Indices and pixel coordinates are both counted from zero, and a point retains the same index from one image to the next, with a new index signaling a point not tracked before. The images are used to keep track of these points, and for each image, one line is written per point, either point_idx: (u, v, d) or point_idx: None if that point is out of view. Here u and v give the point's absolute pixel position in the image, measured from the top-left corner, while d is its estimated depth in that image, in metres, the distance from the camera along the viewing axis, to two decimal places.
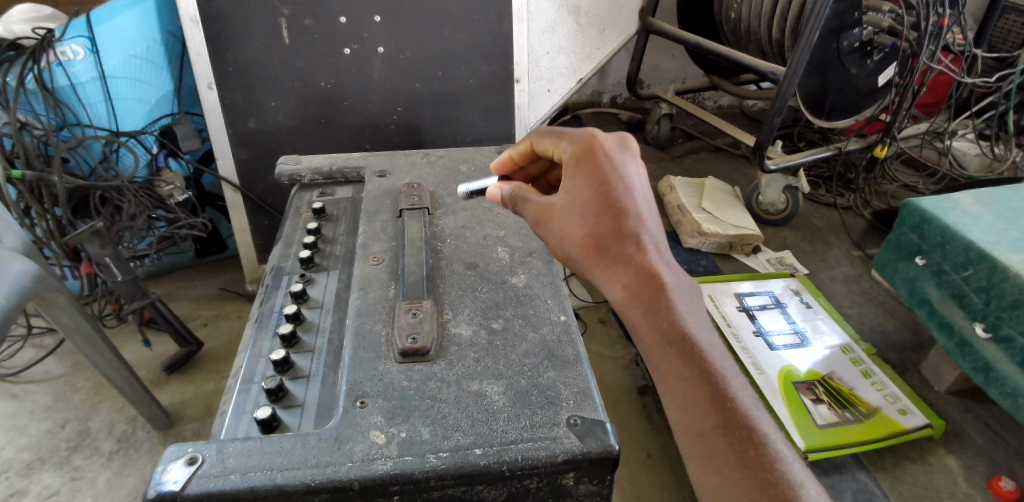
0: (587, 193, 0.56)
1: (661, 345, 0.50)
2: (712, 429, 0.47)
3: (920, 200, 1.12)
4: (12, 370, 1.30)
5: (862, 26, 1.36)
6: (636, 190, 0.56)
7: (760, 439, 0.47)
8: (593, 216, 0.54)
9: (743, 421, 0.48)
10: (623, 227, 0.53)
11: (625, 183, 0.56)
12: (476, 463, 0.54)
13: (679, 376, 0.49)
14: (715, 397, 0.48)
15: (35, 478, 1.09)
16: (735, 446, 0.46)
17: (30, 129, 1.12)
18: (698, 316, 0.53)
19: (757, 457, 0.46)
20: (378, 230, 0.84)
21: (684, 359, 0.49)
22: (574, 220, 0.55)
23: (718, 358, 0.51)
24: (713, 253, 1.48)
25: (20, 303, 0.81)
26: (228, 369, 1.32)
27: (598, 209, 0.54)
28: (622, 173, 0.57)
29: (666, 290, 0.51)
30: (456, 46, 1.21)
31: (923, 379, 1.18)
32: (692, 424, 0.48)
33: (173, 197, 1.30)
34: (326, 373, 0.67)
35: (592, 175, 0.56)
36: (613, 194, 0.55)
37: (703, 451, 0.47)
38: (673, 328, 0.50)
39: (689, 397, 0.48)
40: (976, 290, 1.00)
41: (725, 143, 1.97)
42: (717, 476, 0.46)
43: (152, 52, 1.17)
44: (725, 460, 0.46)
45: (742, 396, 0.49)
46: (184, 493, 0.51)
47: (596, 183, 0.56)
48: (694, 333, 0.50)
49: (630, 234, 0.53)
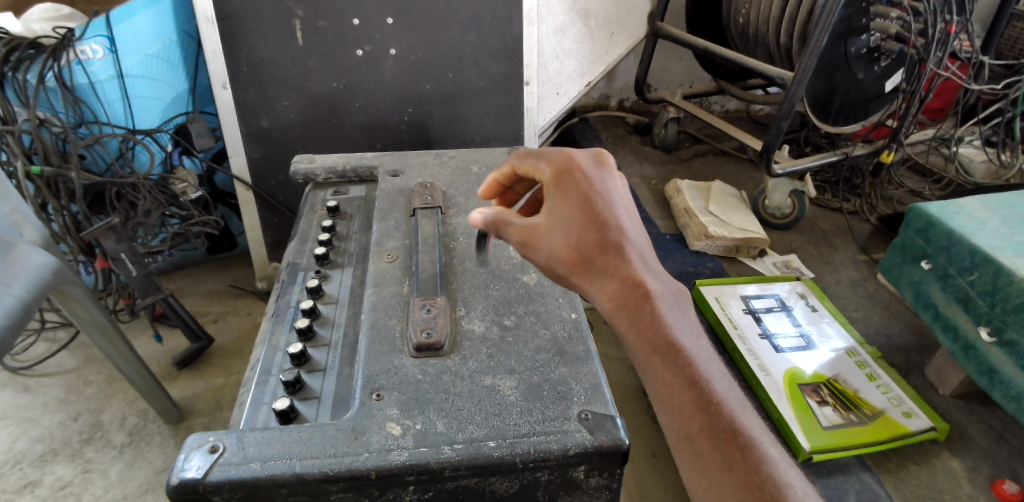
0: (568, 210, 0.58)
1: (647, 352, 0.51)
2: (698, 432, 0.47)
3: (926, 205, 1.13)
4: (25, 363, 1.32)
5: (869, 32, 1.38)
6: (617, 203, 0.59)
7: (746, 439, 0.47)
8: (577, 230, 0.57)
9: (729, 423, 0.48)
10: (606, 240, 0.56)
11: (606, 198, 0.59)
12: (490, 454, 0.55)
13: (664, 382, 0.50)
14: (700, 400, 0.49)
15: (48, 470, 1.11)
16: (720, 448, 0.47)
17: (49, 126, 1.14)
18: (685, 321, 0.54)
19: (743, 458, 0.46)
20: (391, 228, 0.85)
21: (669, 365, 0.50)
22: (559, 236, 0.57)
23: (705, 362, 0.51)
24: (719, 255, 1.49)
25: (40, 295, 0.83)
26: (238, 364, 1.34)
27: (579, 224, 0.57)
28: (601, 189, 0.59)
29: (651, 298, 0.53)
30: (467, 47, 1.23)
31: (927, 382, 1.19)
32: (679, 429, 0.48)
33: (186, 195, 1.34)
34: (342, 366, 0.69)
35: (573, 193, 0.59)
36: (595, 209, 0.57)
37: (691, 454, 0.47)
38: (658, 336, 0.51)
39: (674, 401, 0.49)
40: (981, 293, 1.01)
41: (732, 146, 1.98)
42: (705, 481, 0.46)
43: (168, 51, 1.20)
44: (711, 463, 0.46)
45: (729, 400, 0.50)
46: (206, 480, 0.53)
47: (576, 199, 0.58)
48: (679, 340, 0.52)
49: (613, 246, 0.55)
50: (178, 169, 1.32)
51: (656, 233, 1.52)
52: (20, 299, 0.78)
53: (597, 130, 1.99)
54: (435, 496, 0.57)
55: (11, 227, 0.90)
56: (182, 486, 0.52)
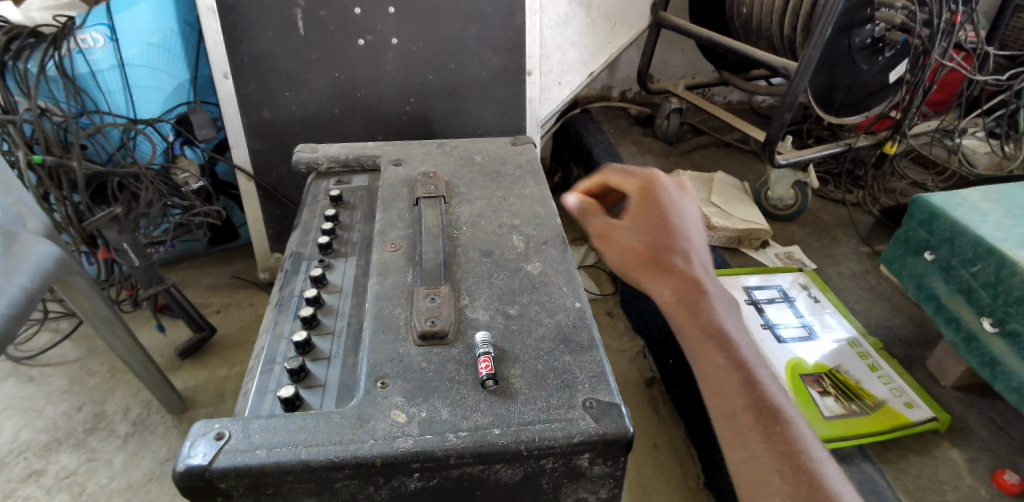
0: (648, 216, 0.59)
1: (698, 338, 0.53)
2: (742, 408, 0.49)
3: (929, 196, 1.11)
4: (28, 353, 1.32)
5: (874, 23, 1.37)
6: (693, 221, 0.60)
7: (784, 420, 0.49)
8: (653, 234, 0.57)
9: (770, 404, 0.50)
10: (680, 246, 0.57)
11: (685, 214, 0.60)
12: (495, 442, 0.56)
13: (712, 362, 0.52)
14: (742, 380, 0.50)
15: (53, 459, 1.11)
16: (762, 423, 0.49)
17: (50, 116, 1.14)
18: (734, 317, 0.56)
19: (781, 435, 0.48)
20: (394, 218, 0.85)
21: (718, 348, 0.52)
22: (634, 234, 0.58)
23: (751, 352, 0.53)
24: (722, 247, 1.48)
25: (44, 285, 0.83)
26: (240, 355, 1.34)
27: (657, 228, 0.58)
28: (683, 207, 0.61)
29: (709, 297, 0.54)
30: (469, 39, 1.22)
31: (928, 374, 1.18)
32: (722, 406, 0.50)
33: (188, 185, 1.32)
34: (346, 354, 0.69)
35: (655, 203, 0.60)
36: (674, 221, 0.59)
37: (732, 427, 0.49)
38: (713, 323, 0.53)
39: (721, 380, 0.51)
40: (984, 285, 0.99)
41: (735, 138, 1.96)
42: (742, 453, 0.48)
43: (169, 41, 1.19)
44: (752, 438, 0.48)
45: (771, 385, 0.52)
46: (212, 467, 0.53)
47: (657, 209, 0.59)
48: (727, 329, 0.53)
49: (684, 252, 0.57)
50: (180, 159, 1.31)
51: None
52: (23, 289, 0.78)
53: (600, 122, 1.98)
54: (439, 484, 0.58)
55: (13, 217, 0.89)
56: (189, 473, 0.53)
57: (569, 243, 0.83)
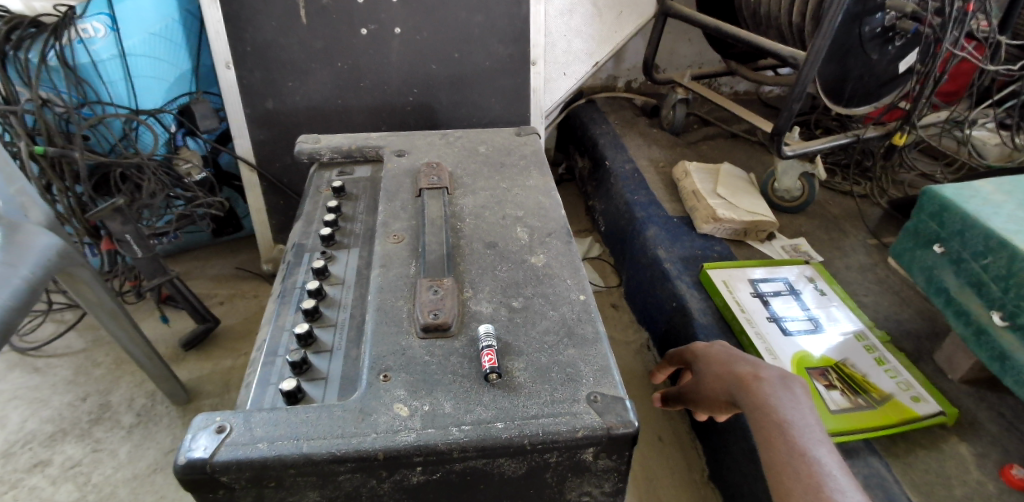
0: (714, 371, 0.81)
1: (753, 409, 0.71)
2: (777, 452, 0.65)
3: (940, 188, 1.06)
4: (34, 344, 1.33)
5: (885, 11, 1.34)
6: (740, 358, 0.80)
7: (815, 466, 0.62)
8: (722, 378, 0.79)
9: (803, 453, 0.64)
10: (739, 373, 0.77)
11: (732, 360, 0.81)
12: (498, 436, 0.55)
13: (760, 423, 0.68)
14: (781, 431, 0.66)
15: (59, 449, 1.12)
16: (792, 462, 0.63)
17: (52, 106, 1.14)
18: (787, 392, 0.71)
19: (810, 471, 0.62)
20: (398, 209, 0.84)
21: (765, 414, 0.69)
22: (703, 382, 0.83)
23: (794, 414, 0.68)
24: (727, 239, 1.46)
25: (47, 276, 0.82)
26: (244, 346, 1.34)
27: (715, 366, 0.82)
28: (729, 356, 0.82)
29: (761, 389, 0.72)
30: (473, 28, 1.21)
31: (936, 367, 1.16)
32: (768, 454, 0.65)
33: (191, 176, 1.29)
34: (349, 347, 0.69)
35: (713, 363, 0.83)
36: (730, 367, 0.79)
37: (773, 467, 0.64)
38: (761, 402, 0.70)
39: (765, 434, 0.67)
40: (994, 278, 0.95)
41: (741, 129, 1.94)
42: (777, 484, 0.63)
43: (171, 30, 1.17)
44: (787, 476, 0.62)
45: (808, 437, 0.65)
46: (214, 461, 0.53)
47: (716, 366, 0.82)
48: (774, 403, 0.69)
49: (746, 373, 0.76)
50: (183, 150, 1.30)
51: (663, 216, 1.50)
52: (26, 281, 0.77)
53: (605, 112, 1.96)
54: (443, 478, 0.57)
55: (17, 208, 0.88)
56: (190, 466, 0.52)
57: (574, 235, 0.82)
